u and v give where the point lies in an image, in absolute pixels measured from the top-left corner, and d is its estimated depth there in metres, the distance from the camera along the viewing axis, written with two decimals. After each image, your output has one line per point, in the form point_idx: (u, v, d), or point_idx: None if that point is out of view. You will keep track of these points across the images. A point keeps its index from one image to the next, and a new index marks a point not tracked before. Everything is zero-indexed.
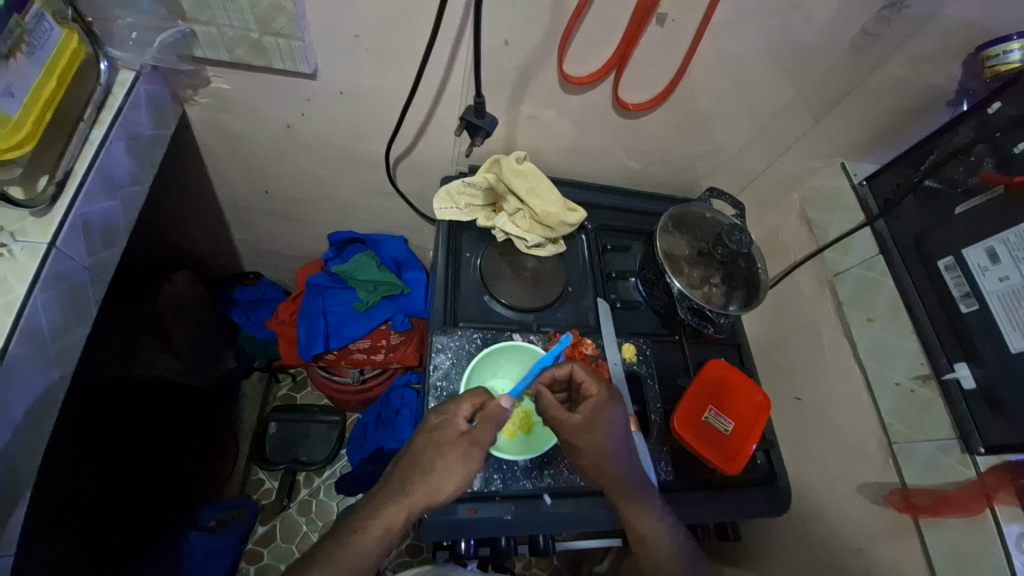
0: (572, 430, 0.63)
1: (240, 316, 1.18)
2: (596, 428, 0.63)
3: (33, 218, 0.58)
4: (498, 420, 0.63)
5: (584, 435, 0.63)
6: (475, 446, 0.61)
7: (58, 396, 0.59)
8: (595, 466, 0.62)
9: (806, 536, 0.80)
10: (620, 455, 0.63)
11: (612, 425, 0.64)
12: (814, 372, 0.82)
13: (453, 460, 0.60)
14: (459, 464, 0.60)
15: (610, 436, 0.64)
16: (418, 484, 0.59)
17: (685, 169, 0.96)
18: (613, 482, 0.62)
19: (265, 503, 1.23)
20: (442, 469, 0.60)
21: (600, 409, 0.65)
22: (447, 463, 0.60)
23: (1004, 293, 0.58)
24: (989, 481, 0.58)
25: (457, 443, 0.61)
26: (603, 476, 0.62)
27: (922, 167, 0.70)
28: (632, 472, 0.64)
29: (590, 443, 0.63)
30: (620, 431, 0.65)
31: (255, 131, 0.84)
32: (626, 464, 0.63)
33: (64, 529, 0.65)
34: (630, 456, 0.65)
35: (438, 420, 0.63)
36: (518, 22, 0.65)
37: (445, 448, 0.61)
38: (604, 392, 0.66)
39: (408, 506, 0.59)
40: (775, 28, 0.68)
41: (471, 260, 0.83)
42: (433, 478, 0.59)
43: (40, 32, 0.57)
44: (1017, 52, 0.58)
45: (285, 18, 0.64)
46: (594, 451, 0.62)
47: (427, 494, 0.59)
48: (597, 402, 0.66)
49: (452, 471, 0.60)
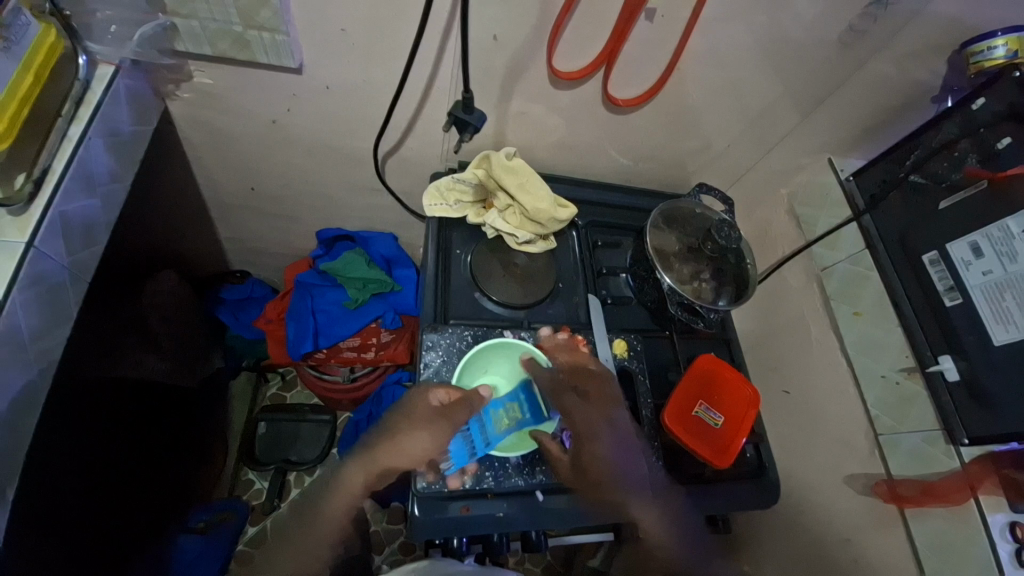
0: (566, 470, 0.68)
1: (228, 315, 1.17)
2: (588, 460, 0.69)
3: (11, 217, 0.57)
4: (468, 403, 0.68)
5: (578, 467, 0.69)
6: (444, 423, 0.68)
7: (35, 396, 0.57)
8: (586, 487, 0.69)
9: (796, 527, 0.81)
10: (621, 474, 0.70)
11: (605, 449, 0.70)
12: (801, 365, 0.83)
13: (425, 433, 0.68)
14: (427, 438, 0.68)
15: (606, 460, 0.70)
16: (391, 444, 0.72)
17: (674, 165, 0.96)
18: (617, 501, 0.69)
19: (255, 503, 1.22)
20: (413, 439, 0.69)
21: (592, 438, 0.70)
22: (418, 432, 0.69)
23: (988, 287, 0.59)
24: (973, 472, 0.60)
25: (428, 419, 0.68)
26: (604, 499, 0.69)
27: (907, 163, 0.70)
28: (635, 487, 0.70)
29: (584, 475, 0.69)
30: (617, 451, 0.71)
31: (239, 126, 0.83)
32: (629, 483, 0.70)
33: (53, 537, 0.64)
34: (634, 471, 0.70)
35: (416, 397, 0.69)
36: (507, 16, 0.64)
37: (415, 418, 0.69)
38: (602, 413, 0.71)
39: (382, 459, 0.72)
40: (763, 23, 0.68)
41: (461, 257, 0.82)
42: (404, 442, 0.70)
43: (17, 27, 0.56)
44: (1001, 48, 0.59)
45: (269, 12, 0.63)
46: (590, 480, 0.69)
47: (395, 453, 0.70)
48: (585, 436, 0.71)
49: (421, 440, 0.69)
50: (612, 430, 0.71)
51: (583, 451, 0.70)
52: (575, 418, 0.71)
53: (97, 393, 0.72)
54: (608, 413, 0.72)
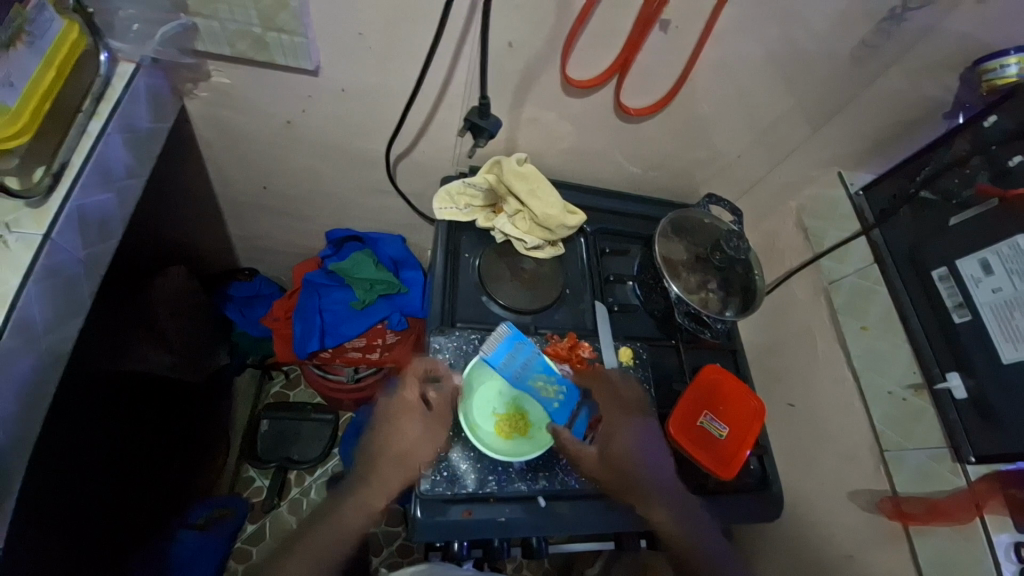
0: (591, 461, 0.70)
1: (235, 312, 1.18)
2: (614, 451, 0.71)
3: (29, 209, 0.58)
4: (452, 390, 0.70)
5: (603, 459, 0.71)
6: (434, 419, 0.69)
7: (46, 387, 0.58)
8: (612, 479, 0.69)
9: (799, 542, 0.81)
10: (645, 468, 0.71)
11: (629, 443, 0.72)
12: (807, 378, 0.83)
13: (422, 437, 0.68)
14: (424, 440, 0.67)
15: (630, 453, 0.71)
16: (390, 463, 0.67)
17: (683, 175, 0.96)
18: (639, 494, 0.70)
19: (255, 501, 1.23)
20: (409, 446, 0.67)
21: (617, 432, 0.72)
22: (414, 438, 0.68)
23: (997, 305, 0.59)
24: (980, 490, 0.59)
25: (415, 418, 0.69)
26: (629, 492, 0.69)
27: (918, 178, 0.70)
28: (658, 481, 0.71)
29: (610, 467, 0.70)
30: (641, 445, 0.72)
31: (255, 126, 0.84)
32: (653, 477, 0.71)
33: (55, 526, 0.64)
34: (657, 466, 0.72)
35: (397, 404, 0.72)
36: (522, 24, 0.65)
37: (403, 424, 0.69)
38: (624, 412, 0.74)
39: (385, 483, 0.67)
40: (776, 36, 0.69)
41: (470, 261, 0.83)
42: (402, 455, 0.67)
43: (41, 22, 0.57)
44: (1013, 67, 0.60)
45: (289, 14, 0.64)
46: (615, 471, 0.70)
47: (398, 468, 0.67)
48: (609, 431, 0.72)
49: (420, 445, 0.67)
50: (637, 427, 0.73)
51: (609, 444, 0.72)
52: (604, 413, 0.74)
53: (105, 385, 0.73)
54: (636, 408, 0.74)
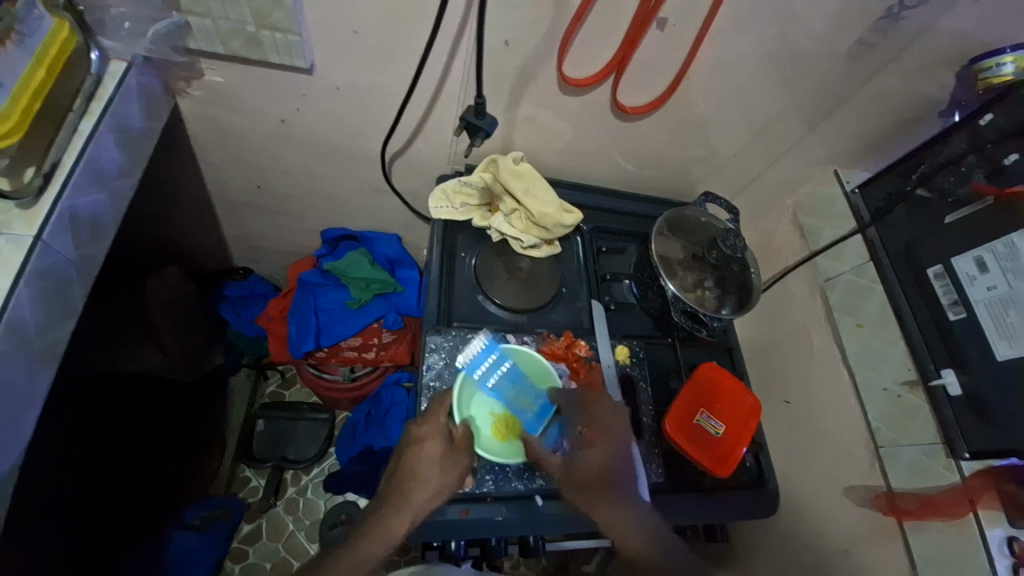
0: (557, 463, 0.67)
1: (230, 312, 1.17)
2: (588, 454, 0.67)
3: (20, 210, 0.57)
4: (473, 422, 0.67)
5: (571, 460, 0.67)
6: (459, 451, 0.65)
7: (39, 391, 0.57)
8: (576, 484, 0.66)
9: (795, 538, 0.81)
10: (617, 475, 0.67)
11: (610, 446, 0.68)
12: (803, 375, 0.83)
13: (447, 470, 0.64)
14: (449, 473, 0.64)
15: (603, 460, 0.67)
16: (415, 493, 0.62)
17: (679, 173, 0.96)
18: (600, 501, 0.65)
19: (252, 501, 1.22)
20: (433, 477, 0.63)
21: (600, 437, 0.68)
22: (439, 470, 0.63)
23: (992, 301, 0.59)
24: (973, 486, 0.60)
25: (441, 450, 0.64)
26: (590, 497, 0.65)
27: (913, 176, 0.71)
28: (625, 492, 0.66)
29: (576, 469, 0.67)
30: (620, 453, 0.68)
31: (250, 124, 0.83)
32: (620, 486, 0.66)
33: (47, 529, 0.63)
34: (628, 476, 0.67)
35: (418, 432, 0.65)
36: (519, 22, 0.65)
37: (427, 454, 0.64)
38: (613, 412, 0.70)
39: (408, 514, 0.62)
40: (773, 35, 0.69)
41: (466, 260, 0.83)
42: (427, 485, 0.63)
43: (31, 20, 0.56)
44: (1010, 65, 0.60)
45: (284, 13, 0.63)
46: (580, 474, 0.66)
47: (424, 499, 0.62)
48: (590, 433, 0.68)
49: (446, 477, 0.63)
50: (618, 433, 0.69)
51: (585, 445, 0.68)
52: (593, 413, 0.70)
53: (98, 387, 0.72)
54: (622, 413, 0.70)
